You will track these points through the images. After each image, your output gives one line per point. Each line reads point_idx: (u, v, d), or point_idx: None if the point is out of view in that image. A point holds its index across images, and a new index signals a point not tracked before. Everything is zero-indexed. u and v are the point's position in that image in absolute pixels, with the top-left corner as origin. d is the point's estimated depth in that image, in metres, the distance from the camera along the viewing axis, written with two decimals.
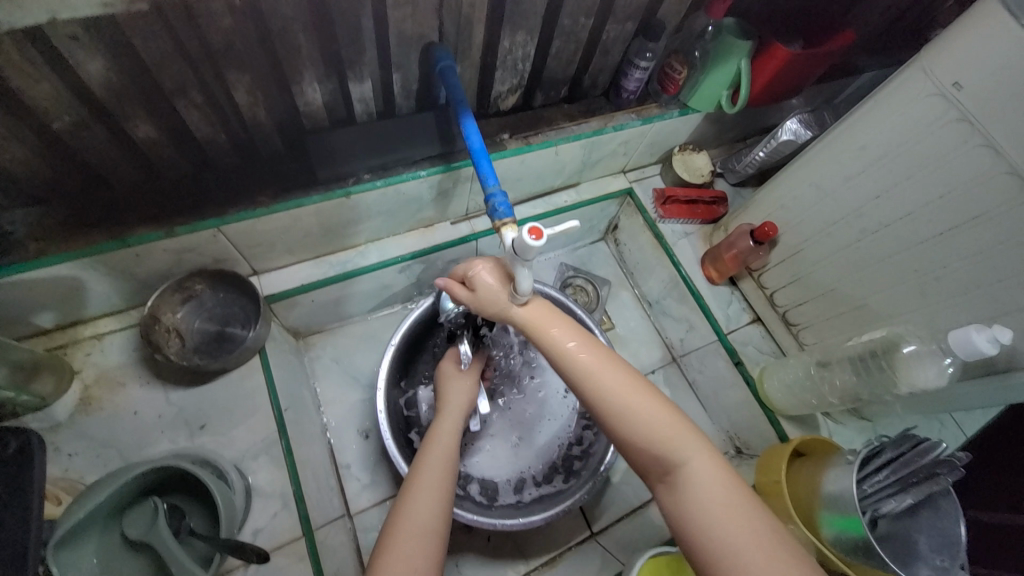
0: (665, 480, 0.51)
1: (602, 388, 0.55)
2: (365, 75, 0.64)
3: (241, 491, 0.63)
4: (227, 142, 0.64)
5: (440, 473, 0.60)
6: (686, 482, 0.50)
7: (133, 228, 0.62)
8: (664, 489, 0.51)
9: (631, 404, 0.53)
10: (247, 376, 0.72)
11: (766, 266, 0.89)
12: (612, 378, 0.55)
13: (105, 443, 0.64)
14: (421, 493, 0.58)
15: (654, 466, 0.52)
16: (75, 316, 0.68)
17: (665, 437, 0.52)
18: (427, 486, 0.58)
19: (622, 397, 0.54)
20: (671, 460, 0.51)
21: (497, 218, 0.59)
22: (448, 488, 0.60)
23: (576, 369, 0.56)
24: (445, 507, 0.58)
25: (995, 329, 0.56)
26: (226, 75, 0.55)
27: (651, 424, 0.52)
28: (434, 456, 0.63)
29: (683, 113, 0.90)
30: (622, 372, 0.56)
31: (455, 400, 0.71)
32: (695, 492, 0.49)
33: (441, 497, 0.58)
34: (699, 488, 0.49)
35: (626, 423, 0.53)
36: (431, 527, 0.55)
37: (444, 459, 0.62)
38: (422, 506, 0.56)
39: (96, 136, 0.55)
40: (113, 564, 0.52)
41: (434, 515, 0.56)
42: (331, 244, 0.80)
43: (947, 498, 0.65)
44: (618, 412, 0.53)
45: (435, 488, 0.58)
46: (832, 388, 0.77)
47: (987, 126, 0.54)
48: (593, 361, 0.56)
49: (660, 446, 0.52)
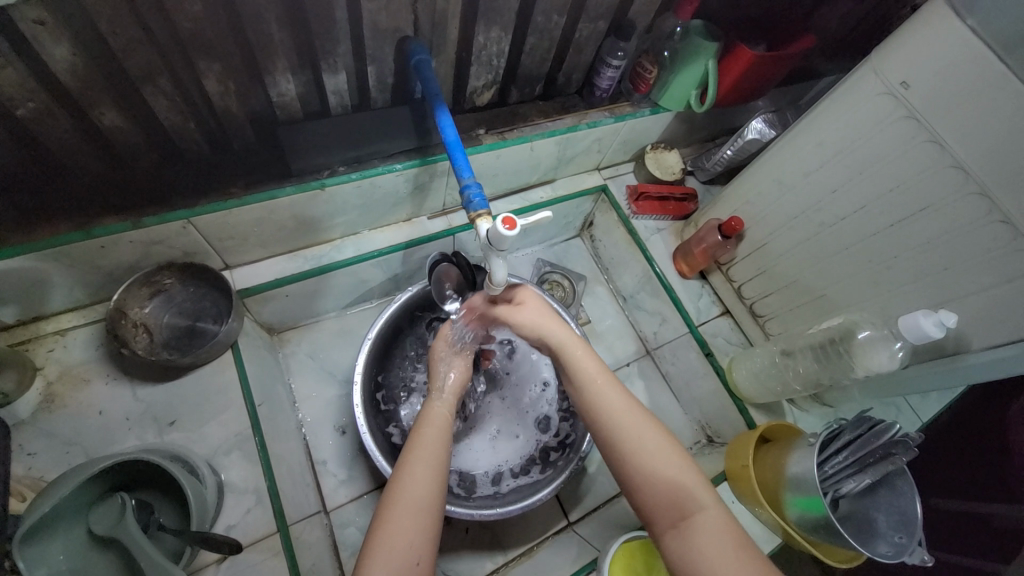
0: (677, 526, 0.52)
1: (626, 437, 0.57)
2: (340, 67, 0.65)
3: (213, 487, 0.62)
4: (196, 131, 0.63)
5: (437, 451, 0.59)
6: (698, 531, 0.51)
7: (99, 220, 0.60)
8: (674, 537, 0.52)
9: (654, 454, 0.55)
10: (219, 371, 0.71)
11: (734, 260, 0.92)
12: (637, 425, 0.57)
13: (70, 441, 0.63)
14: (417, 472, 0.56)
15: (668, 514, 0.53)
16: (37, 311, 0.66)
17: (683, 486, 0.53)
18: (424, 461, 0.57)
19: (646, 446, 0.56)
20: (687, 507, 0.52)
21: (471, 210, 0.60)
22: (444, 465, 0.59)
23: (604, 413, 0.59)
24: (440, 486, 0.57)
25: (942, 314, 0.60)
26: (196, 63, 0.55)
27: (672, 474, 0.54)
28: (429, 434, 0.61)
29: (654, 112, 0.92)
30: (648, 422, 0.58)
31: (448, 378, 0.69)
32: (707, 542, 0.50)
33: (436, 474, 0.57)
34: (711, 538, 0.50)
35: (646, 468, 0.55)
36: (425, 505, 0.55)
37: (439, 436, 0.61)
38: (418, 485, 0.55)
39: (60, 124, 0.54)
40: (79, 560, 0.51)
41: (427, 492, 0.55)
42: (306, 238, 0.79)
43: (902, 477, 0.69)
44: (641, 456, 0.55)
45: (431, 467, 0.57)
46: (796, 375, 0.80)
47: (931, 123, 0.57)
48: (622, 407, 0.59)
49: (678, 496, 0.53)
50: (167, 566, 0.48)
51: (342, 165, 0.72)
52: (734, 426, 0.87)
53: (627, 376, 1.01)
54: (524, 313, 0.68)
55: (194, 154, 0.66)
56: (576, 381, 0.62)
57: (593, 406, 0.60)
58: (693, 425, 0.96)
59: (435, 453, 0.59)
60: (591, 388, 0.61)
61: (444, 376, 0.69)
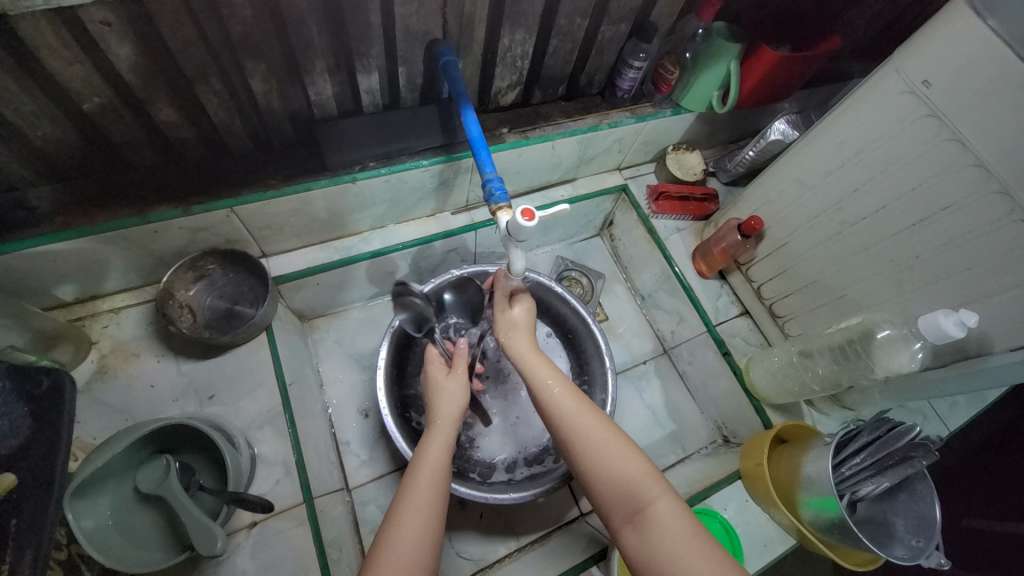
0: (633, 521, 0.54)
1: (577, 434, 0.59)
2: (373, 68, 0.69)
3: (248, 457, 0.66)
4: (241, 126, 0.68)
5: (429, 494, 0.57)
6: (651, 524, 0.53)
7: (152, 206, 0.66)
8: (631, 532, 0.53)
9: (602, 447, 0.57)
10: (254, 352, 0.76)
11: (754, 260, 0.92)
12: (586, 423, 0.59)
13: (119, 409, 0.68)
14: (406, 521, 0.55)
15: (621, 509, 0.55)
16: (94, 290, 0.72)
17: (633, 480, 0.55)
18: (413, 502, 0.56)
19: (593, 442, 0.58)
20: (638, 501, 0.54)
21: (492, 203, 0.63)
22: (439, 506, 0.57)
23: (556, 415, 0.61)
24: (433, 531, 0.55)
25: (962, 313, 0.59)
26: (244, 63, 0.60)
27: (620, 467, 0.56)
28: (421, 473, 0.59)
29: (676, 112, 0.94)
30: (595, 417, 0.60)
31: (447, 405, 0.66)
32: (662, 535, 0.52)
33: (427, 518, 0.55)
34: (666, 531, 0.52)
35: (597, 464, 0.57)
36: (415, 555, 0.53)
37: (433, 477, 0.59)
38: (408, 530, 0.54)
39: (121, 117, 0.60)
40: (125, 515, 0.56)
41: (416, 540, 0.54)
42: (337, 229, 0.84)
43: (923, 481, 0.67)
44: (590, 452, 0.57)
45: (423, 510, 0.56)
46: (815, 376, 0.80)
47: (953, 121, 0.57)
48: (571, 406, 0.61)
49: (628, 489, 0.55)
50: (203, 521, 0.52)
51: (372, 161, 0.76)
52: (749, 425, 0.87)
53: (643, 374, 1.02)
54: (506, 320, 0.70)
55: (237, 148, 0.71)
56: (532, 387, 0.64)
57: (547, 409, 0.62)
58: (709, 424, 0.97)
59: (427, 496, 0.57)
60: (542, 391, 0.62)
61: (444, 404, 0.66)
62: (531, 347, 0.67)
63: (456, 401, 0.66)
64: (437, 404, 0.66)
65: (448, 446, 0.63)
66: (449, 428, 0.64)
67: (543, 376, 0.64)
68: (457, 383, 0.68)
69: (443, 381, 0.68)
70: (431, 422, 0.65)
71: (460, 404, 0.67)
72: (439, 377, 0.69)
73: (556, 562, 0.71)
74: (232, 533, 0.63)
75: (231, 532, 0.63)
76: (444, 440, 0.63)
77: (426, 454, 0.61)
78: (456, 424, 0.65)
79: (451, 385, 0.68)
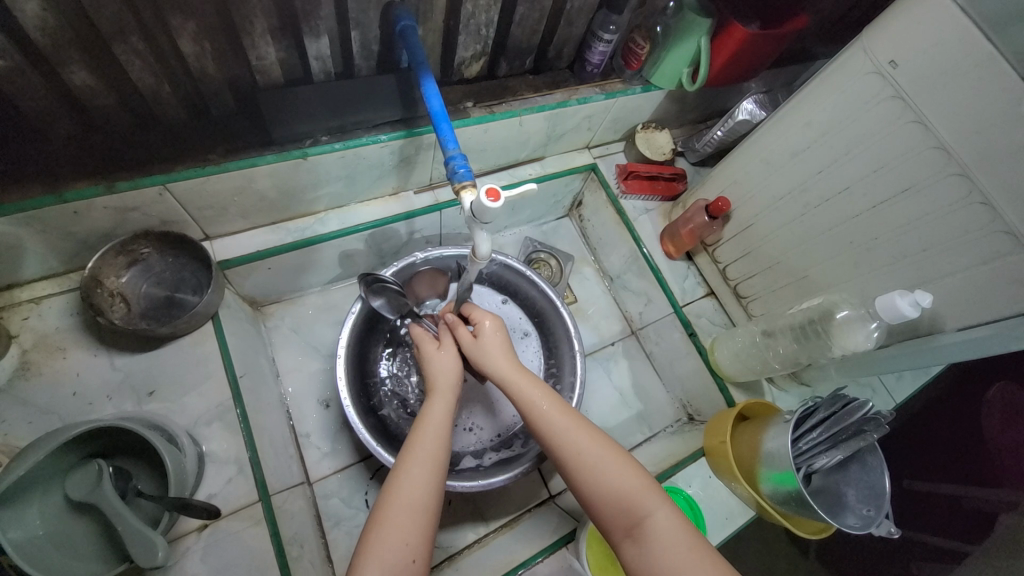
0: (631, 535, 0.53)
1: (573, 450, 0.57)
2: (321, 31, 0.62)
3: (194, 456, 0.62)
4: (172, 93, 0.61)
5: (435, 448, 0.57)
6: (650, 536, 0.52)
7: (70, 183, 0.58)
8: (631, 546, 0.52)
9: (598, 462, 0.56)
10: (199, 342, 0.70)
11: (721, 240, 0.92)
12: (583, 439, 0.58)
13: (46, 409, 0.62)
14: (413, 473, 0.54)
15: (621, 522, 0.54)
16: (9, 279, 0.64)
17: (633, 493, 0.54)
18: (419, 460, 0.55)
19: (589, 457, 0.56)
20: (637, 514, 0.53)
21: (456, 182, 0.58)
22: (443, 465, 0.56)
23: (547, 428, 0.59)
24: (439, 485, 0.55)
25: (917, 294, 0.61)
26: (169, 19, 0.52)
27: (619, 482, 0.55)
28: (425, 432, 0.58)
29: (645, 89, 0.91)
30: (592, 434, 0.59)
31: (443, 373, 0.64)
32: (662, 546, 0.51)
33: (434, 474, 0.55)
34: (665, 542, 0.51)
35: (595, 481, 0.55)
36: (423, 504, 0.53)
37: (438, 436, 0.58)
38: (414, 487, 0.53)
39: (31, 82, 0.52)
40: (56, 527, 0.51)
41: (424, 492, 0.53)
42: (288, 209, 0.78)
43: (874, 454, 0.69)
44: (586, 468, 0.56)
45: (428, 466, 0.55)
46: (775, 354, 0.81)
47: (917, 105, 0.58)
48: (568, 422, 0.59)
49: (627, 504, 0.54)
50: (144, 529, 0.48)
51: (325, 134, 0.71)
52: (713, 404, 0.89)
53: (611, 355, 1.03)
54: (484, 339, 0.66)
55: (170, 118, 0.64)
56: (522, 403, 0.61)
57: (541, 426, 0.59)
58: (674, 403, 0.98)
59: (431, 450, 0.56)
60: (532, 406, 0.60)
61: (439, 373, 0.64)
62: (515, 362, 0.64)
63: (453, 368, 0.65)
64: (434, 374, 0.64)
65: (450, 411, 0.61)
66: (450, 396, 0.62)
67: (536, 394, 0.61)
68: (449, 356, 0.66)
69: (435, 353, 0.66)
70: (431, 390, 0.63)
71: (457, 372, 0.65)
72: (429, 350, 0.67)
73: (525, 546, 0.70)
74: (178, 538, 0.58)
75: (177, 536, 0.58)
76: (445, 407, 0.61)
77: (428, 420, 0.59)
78: (455, 392, 0.64)
79: (444, 357, 0.65)
